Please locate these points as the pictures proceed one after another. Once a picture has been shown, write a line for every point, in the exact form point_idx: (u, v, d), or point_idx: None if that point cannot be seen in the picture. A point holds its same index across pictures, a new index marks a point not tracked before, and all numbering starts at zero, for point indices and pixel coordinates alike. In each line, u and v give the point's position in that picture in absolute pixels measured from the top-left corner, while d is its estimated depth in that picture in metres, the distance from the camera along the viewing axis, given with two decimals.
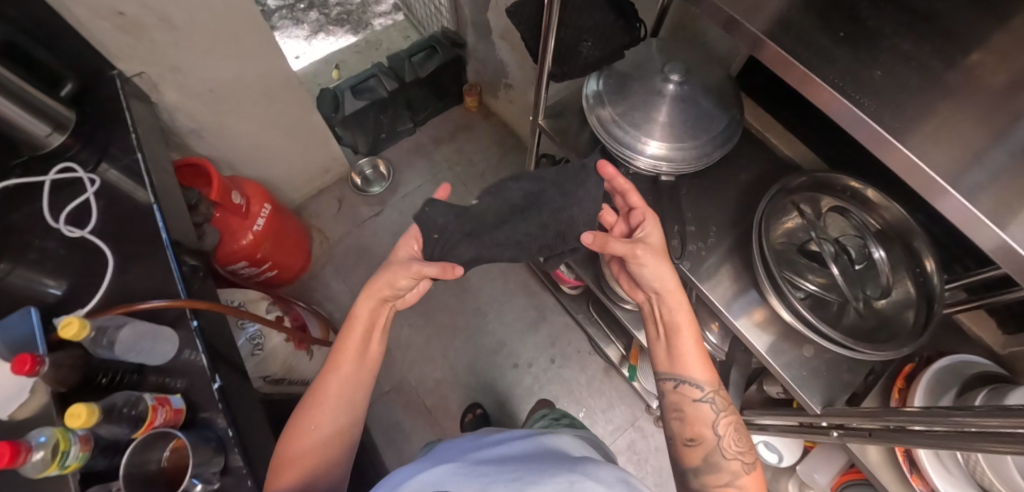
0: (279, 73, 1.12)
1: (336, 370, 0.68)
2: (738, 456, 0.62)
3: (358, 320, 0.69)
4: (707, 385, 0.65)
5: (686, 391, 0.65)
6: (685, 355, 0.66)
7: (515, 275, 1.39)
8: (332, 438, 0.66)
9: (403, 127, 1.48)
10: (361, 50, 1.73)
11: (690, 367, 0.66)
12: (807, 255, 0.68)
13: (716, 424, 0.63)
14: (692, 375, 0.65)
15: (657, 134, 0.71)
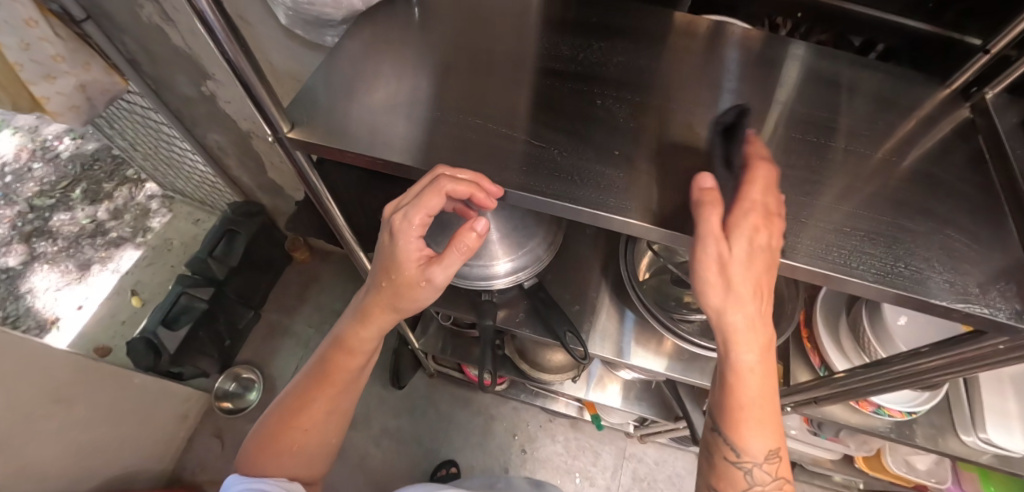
0: (65, 364, 0.90)
1: (325, 393, 0.59)
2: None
3: (353, 352, 0.56)
4: (773, 456, 0.45)
5: (748, 471, 0.45)
6: (749, 422, 0.44)
7: (441, 392, 1.30)
8: (327, 443, 0.62)
9: (245, 320, 1.30)
10: (152, 259, 1.53)
11: (765, 441, 0.44)
12: (681, 283, 0.72)
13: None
14: (754, 452, 0.45)
15: (497, 250, 0.67)
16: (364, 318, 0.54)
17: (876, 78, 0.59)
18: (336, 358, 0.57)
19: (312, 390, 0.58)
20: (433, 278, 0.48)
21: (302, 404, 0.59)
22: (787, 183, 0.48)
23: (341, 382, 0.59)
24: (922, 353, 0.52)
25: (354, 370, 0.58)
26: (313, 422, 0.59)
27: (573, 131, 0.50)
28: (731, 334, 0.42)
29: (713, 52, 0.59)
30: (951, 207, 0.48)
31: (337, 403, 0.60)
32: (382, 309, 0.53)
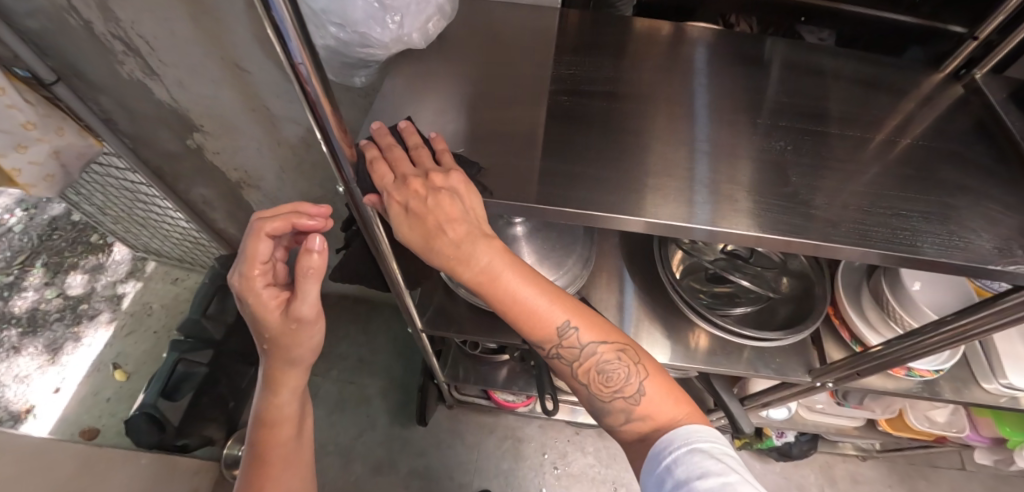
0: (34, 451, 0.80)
1: (273, 475, 0.56)
2: (643, 378, 0.49)
3: (280, 420, 0.57)
4: (566, 326, 0.49)
5: (562, 351, 0.50)
6: (531, 323, 0.49)
7: (465, 422, 1.27)
8: None
9: (247, 379, 1.20)
10: (132, 328, 1.42)
11: (548, 317, 0.49)
12: (716, 280, 0.74)
13: (601, 370, 0.50)
14: (552, 333, 0.50)
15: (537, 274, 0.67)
16: (272, 384, 0.55)
17: (870, 67, 0.64)
18: (263, 439, 0.57)
19: (258, 477, 0.56)
20: (299, 313, 0.48)
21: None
22: (831, 173, 0.51)
23: (288, 460, 0.58)
24: (952, 320, 0.58)
25: (293, 438, 0.58)
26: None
27: (622, 147, 0.51)
28: (454, 267, 0.46)
29: (724, 59, 0.62)
30: (971, 175, 0.52)
31: (292, 481, 0.57)
32: (281, 369, 0.54)
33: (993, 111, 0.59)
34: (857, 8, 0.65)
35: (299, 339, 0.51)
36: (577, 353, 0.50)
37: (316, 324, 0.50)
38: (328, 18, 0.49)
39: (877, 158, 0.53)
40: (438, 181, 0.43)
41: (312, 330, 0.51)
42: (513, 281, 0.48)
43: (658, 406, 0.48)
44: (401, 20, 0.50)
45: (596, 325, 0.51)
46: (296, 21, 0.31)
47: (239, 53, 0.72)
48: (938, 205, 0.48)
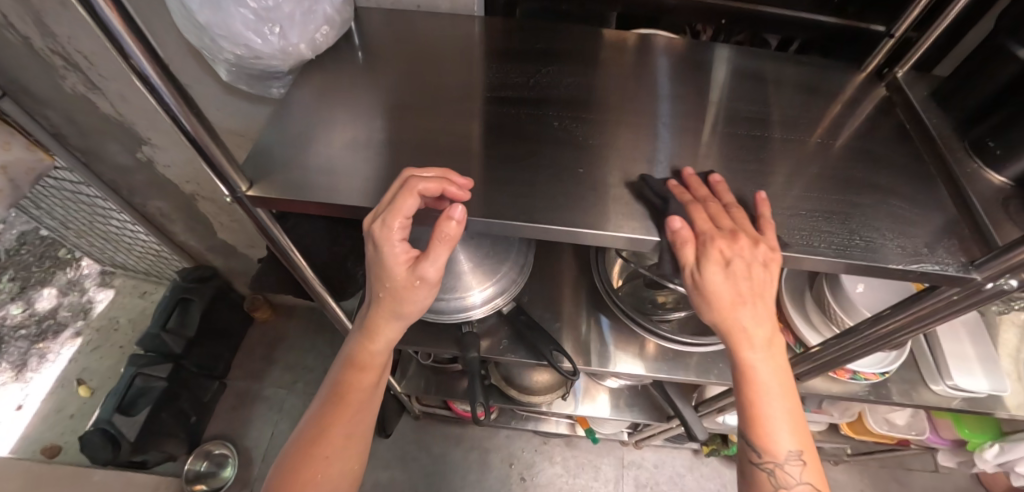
0: None
1: (344, 416, 0.54)
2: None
3: (367, 368, 0.53)
4: (796, 458, 0.43)
5: (772, 472, 0.44)
6: (756, 415, 0.44)
7: (432, 433, 1.25)
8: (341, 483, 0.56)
9: (210, 392, 1.22)
10: (97, 344, 1.42)
11: (773, 424, 0.44)
12: (654, 285, 0.74)
13: None
14: (776, 451, 0.44)
15: (469, 281, 0.67)
16: (370, 332, 0.51)
17: (798, 69, 0.64)
18: (348, 378, 0.53)
19: (331, 414, 0.54)
20: (426, 276, 0.46)
21: (320, 435, 0.54)
22: (743, 176, 0.51)
23: (358, 409, 0.55)
24: (886, 315, 0.55)
25: (365, 396, 0.54)
26: (336, 451, 0.54)
27: (534, 152, 0.52)
28: (718, 329, 0.44)
29: (652, 64, 0.63)
30: (884, 176, 0.52)
31: (358, 428, 0.55)
32: (388, 321, 0.50)
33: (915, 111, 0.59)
34: (774, 10, 0.67)
35: (408, 301, 0.48)
36: (790, 485, 0.43)
37: (429, 293, 0.48)
38: (216, 33, 0.51)
39: (792, 160, 0.53)
40: (722, 248, 0.43)
41: (423, 295, 0.47)
42: (771, 364, 0.45)
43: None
44: (284, 30, 0.51)
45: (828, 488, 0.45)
46: (125, 21, 0.32)
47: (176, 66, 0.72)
48: (845, 206, 0.48)
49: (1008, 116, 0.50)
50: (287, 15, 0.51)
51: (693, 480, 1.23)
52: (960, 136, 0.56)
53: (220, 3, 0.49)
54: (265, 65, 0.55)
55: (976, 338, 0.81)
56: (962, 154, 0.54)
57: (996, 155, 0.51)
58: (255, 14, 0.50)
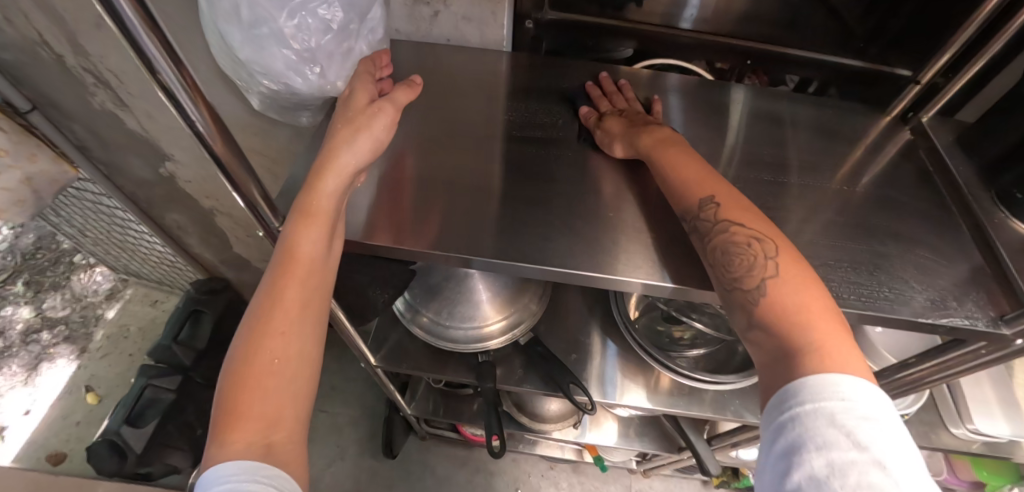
0: None
1: (296, 279, 0.45)
2: (776, 264, 0.41)
3: (315, 211, 0.46)
4: (709, 202, 0.46)
5: (703, 227, 0.46)
6: (680, 181, 0.49)
7: (438, 454, 1.24)
8: (306, 363, 0.44)
9: None
10: (107, 351, 1.43)
11: (692, 188, 0.48)
12: (671, 319, 0.73)
13: (732, 255, 0.43)
14: (687, 204, 0.48)
15: (488, 312, 0.67)
16: (319, 170, 0.47)
17: (817, 113, 0.65)
18: (295, 230, 0.45)
19: (280, 274, 0.45)
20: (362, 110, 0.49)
21: (272, 305, 0.44)
22: (767, 220, 0.51)
23: (314, 272, 0.46)
24: (913, 363, 0.56)
25: (314, 248, 0.46)
26: (292, 321, 0.44)
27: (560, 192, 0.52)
28: (632, 131, 0.54)
29: (669, 106, 0.64)
30: (909, 224, 0.52)
31: (315, 294, 0.46)
32: (339, 157, 0.47)
33: (938, 157, 0.59)
34: (798, 51, 0.69)
35: (357, 134, 0.47)
36: (715, 229, 0.45)
37: (384, 125, 0.50)
38: (261, 71, 0.53)
39: (817, 204, 0.53)
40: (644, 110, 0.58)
41: (366, 137, 0.48)
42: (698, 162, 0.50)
43: (808, 337, 0.37)
44: (322, 71, 0.54)
45: (806, 270, 0.41)
46: (172, 62, 0.33)
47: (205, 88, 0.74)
48: (872, 254, 0.48)
49: None
50: (326, 55, 0.53)
51: None
52: (985, 184, 0.56)
53: (264, 45, 0.51)
54: (303, 98, 0.57)
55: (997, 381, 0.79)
56: (988, 202, 0.54)
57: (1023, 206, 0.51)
58: (298, 56, 0.52)
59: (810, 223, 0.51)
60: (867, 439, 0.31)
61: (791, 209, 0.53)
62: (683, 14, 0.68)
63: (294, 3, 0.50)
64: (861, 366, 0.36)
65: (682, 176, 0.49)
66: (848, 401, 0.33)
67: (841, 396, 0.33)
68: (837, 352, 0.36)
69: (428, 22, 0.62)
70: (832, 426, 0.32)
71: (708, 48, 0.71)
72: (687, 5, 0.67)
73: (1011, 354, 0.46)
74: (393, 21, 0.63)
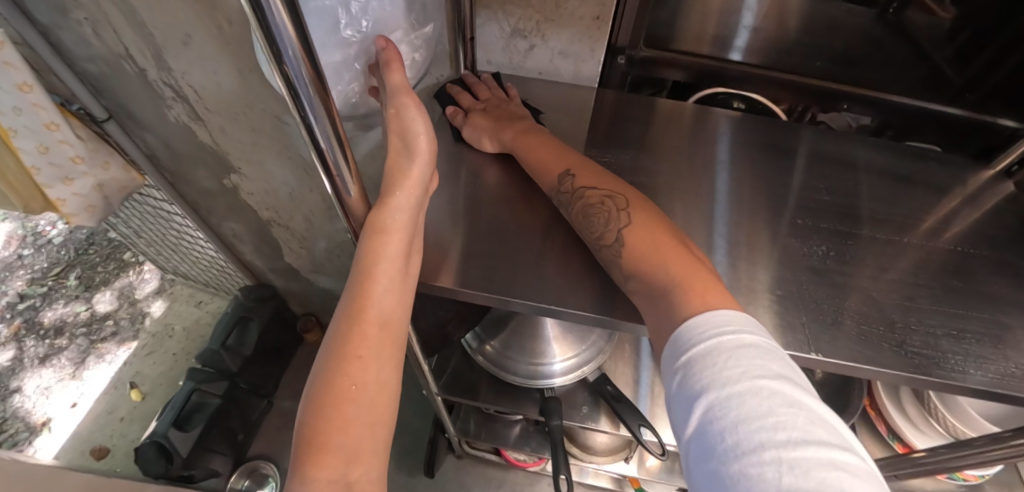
0: None
1: (372, 299, 0.44)
2: (630, 215, 0.47)
3: (386, 228, 0.44)
4: (566, 176, 0.52)
5: (562, 202, 0.51)
6: (539, 162, 0.55)
7: (475, 474, 1.23)
8: (384, 389, 0.43)
9: (258, 411, 1.23)
10: (152, 348, 1.44)
11: (549, 170, 0.54)
12: None
13: (588, 217, 0.49)
14: (551, 182, 0.53)
15: (560, 348, 0.67)
16: (388, 184, 0.45)
17: (908, 162, 0.63)
18: (370, 247, 0.44)
19: (358, 295, 0.44)
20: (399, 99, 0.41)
21: (350, 329, 0.43)
22: (871, 278, 0.49)
23: (388, 296, 0.44)
24: (1008, 437, 0.53)
25: (390, 266, 0.44)
26: (369, 345, 0.43)
27: None
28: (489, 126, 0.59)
29: (754, 152, 0.62)
30: (1023, 287, 0.49)
31: (389, 314, 0.44)
32: (402, 169, 0.44)
33: None
34: (901, 99, 0.71)
35: (413, 138, 0.42)
36: (568, 201, 0.51)
37: (420, 116, 0.42)
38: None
39: (923, 263, 0.51)
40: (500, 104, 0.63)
41: (418, 136, 0.42)
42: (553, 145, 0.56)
43: (667, 279, 0.42)
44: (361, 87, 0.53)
45: (654, 213, 0.47)
46: (325, 110, 0.33)
47: (276, 106, 0.75)
48: (989, 323, 0.46)
49: None
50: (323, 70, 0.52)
51: None
52: None
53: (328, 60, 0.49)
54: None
55: None
56: None
57: None
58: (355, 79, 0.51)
59: (918, 283, 0.49)
60: (742, 366, 0.34)
61: (895, 267, 0.50)
62: (732, 43, 0.70)
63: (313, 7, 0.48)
64: (726, 300, 0.40)
65: (538, 162, 0.55)
66: (722, 337, 0.36)
67: (716, 334, 0.36)
68: (693, 287, 0.41)
69: (523, 53, 0.67)
70: (712, 363, 0.35)
71: (807, 90, 0.73)
72: (737, 33, 0.69)
73: None
74: (488, 51, 0.68)
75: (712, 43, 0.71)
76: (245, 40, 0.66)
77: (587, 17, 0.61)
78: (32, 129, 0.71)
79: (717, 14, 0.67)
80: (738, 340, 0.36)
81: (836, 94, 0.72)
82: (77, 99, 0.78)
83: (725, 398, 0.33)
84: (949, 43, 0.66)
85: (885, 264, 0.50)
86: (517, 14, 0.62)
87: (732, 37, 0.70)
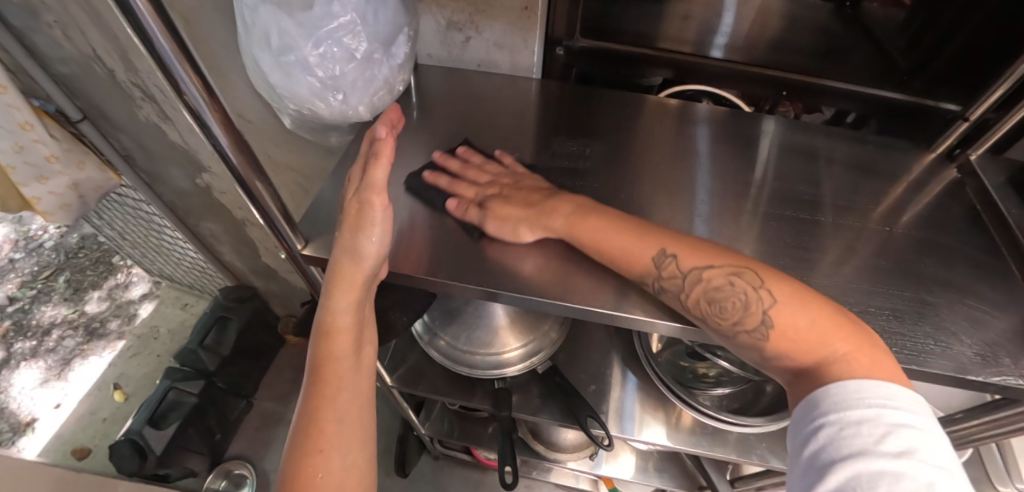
0: None
1: (327, 399, 0.47)
2: (770, 293, 0.40)
3: (335, 331, 0.47)
4: (665, 257, 0.43)
5: (661, 284, 0.43)
6: (619, 243, 0.45)
7: (452, 475, 1.22)
8: (353, 468, 0.47)
9: (236, 411, 1.23)
10: (137, 350, 1.46)
11: (641, 248, 0.44)
12: (696, 355, 0.71)
13: (710, 299, 0.41)
14: (642, 267, 0.44)
15: (508, 338, 0.67)
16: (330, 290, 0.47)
17: (864, 149, 0.62)
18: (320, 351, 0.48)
19: (315, 393, 0.48)
20: (363, 204, 0.42)
21: (310, 428, 0.47)
22: (804, 261, 0.49)
23: (344, 386, 0.48)
24: (963, 419, 0.51)
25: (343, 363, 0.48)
26: (329, 439, 0.47)
27: None
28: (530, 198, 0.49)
29: (719, 140, 0.61)
30: (952, 268, 0.49)
31: (349, 404, 0.48)
32: (343, 271, 0.45)
33: (988, 198, 0.55)
34: (837, 84, 0.69)
35: (363, 248, 0.44)
36: (680, 286, 0.42)
37: (382, 224, 0.43)
38: (287, 100, 0.46)
39: (857, 246, 0.51)
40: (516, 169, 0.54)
41: (370, 241, 0.44)
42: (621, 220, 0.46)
43: (830, 347, 0.38)
44: (345, 97, 0.45)
45: (778, 277, 0.41)
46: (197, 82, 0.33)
47: (241, 104, 0.76)
48: (918, 303, 0.45)
49: None
50: (352, 83, 0.45)
51: None
52: None
53: (288, 68, 0.43)
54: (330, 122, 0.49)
55: None
56: None
57: None
58: (320, 84, 0.43)
59: (848, 266, 0.49)
60: (879, 430, 0.34)
61: (828, 250, 0.50)
62: (711, 42, 0.70)
63: (321, 30, 0.42)
64: (895, 372, 0.38)
65: (602, 224, 0.46)
66: (881, 410, 0.35)
67: (872, 401, 0.36)
68: (861, 362, 0.37)
69: (460, 48, 0.61)
70: (858, 432, 0.35)
71: (746, 75, 0.71)
72: (718, 32, 0.69)
73: None
74: (426, 46, 0.61)
75: (690, 43, 0.70)
76: (205, 37, 0.68)
77: (516, 8, 0.55)
78: (7, 128, 0.73)
79: (702, 5, 0.67)
80: (898, 413, 0.35)
81: (775, 81, 0.70)
82: (51, 99, 0.80)
83: (853, 452, 0.34)
84: (903, 33, 0.64)
85: (819, 248, 0.50)
86: (451, 7, 0.55)
87: (697, 33, 0.69)
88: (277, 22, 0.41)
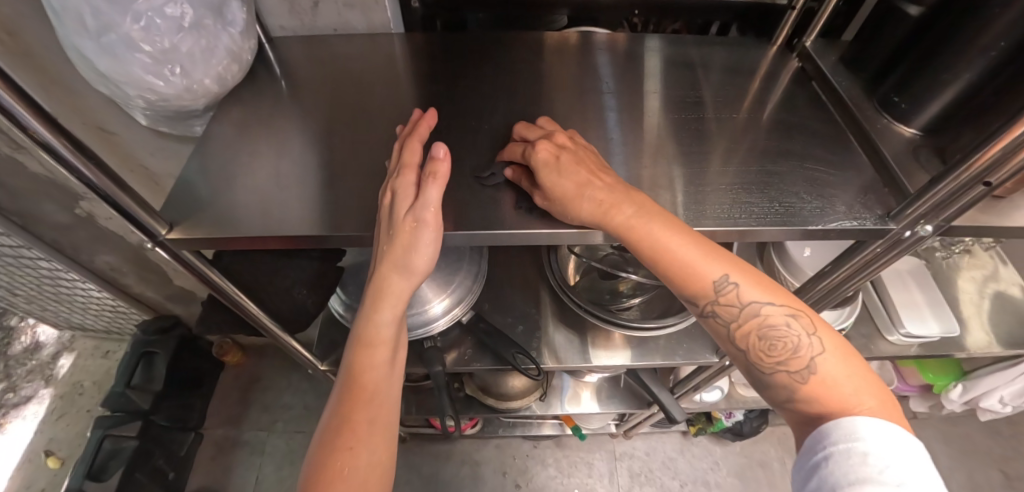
0: None
1: (364, 402, 0.45)
2: (818, 341, 0.41)
3: (376, 341, 0.47)
4: (726, 282, 0.43)
5: (715, 309, 0.44)
6: (688, 267, 0.44)
7: (422, 452, 1.24)
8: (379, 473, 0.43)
9: (185, 445, 1.18)
10: (62, 411, 1.34)
11: (700, 270, 0.43)
12: (608, 276, 0.75)
13: (763, 335, 0.43)
14: (703, 289, 0.44)
15: (428, 295, 0.68)
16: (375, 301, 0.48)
17: (723, 51, 0.66)
18: (360, 359, 0.46)
19: (348, 394, 0.45)
20: (421, 216, 0.44)
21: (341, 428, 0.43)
22: (674, 156, 0.53)
23: (377, 394, 0.46)
24: (832, 269, 0.56)
25: (375, 374, 0.46)
26: (360, 438, 0.43)
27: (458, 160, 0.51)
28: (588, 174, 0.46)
29: (590, 62, 0.63)
30: (793, 140, 0.55)
31: (381, 412, 0.45)
32: (392, 283, 0.47)
33: (823, 74, 0.61)
34: None
35: (415, 254, 0.45)
36: (734, 314, 0.44)
37: (434, 238, 0.45)
38: (121, 84, 0.45)
39: (716, 135, 0.55)
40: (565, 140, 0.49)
41: (423, 252, 0.45)
42: (684, 234, 0.44)
43: (860, 400, 0.38)
44: (185, 71, 0.46)
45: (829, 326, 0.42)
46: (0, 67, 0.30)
47: (102, 116, 0.71)
48: (769, 175, 0.51)
49: (908, 72, 0.52)
50: (188, 55, 0.45)
51: (684, 459, 1.26)
52: (869, 95, 0.58)
53: (112, 50, 0.42)
54: (180, 104, 0.49)
55: (924, 285, 0.84)
56: (872, 111, 0.56)
57: (903, 109, 0.53)
58: (153, 58, 0.43)
59: (710, 153, 0.53)
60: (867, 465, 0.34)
61: (694, 144, 0.54)
62: None
63: (137, 3, 0.42)
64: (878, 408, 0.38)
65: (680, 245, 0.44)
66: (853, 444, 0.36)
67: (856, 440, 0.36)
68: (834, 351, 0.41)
69: (311, 14, 0.60)
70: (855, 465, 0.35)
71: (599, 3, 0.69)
72: None
73: (914, 238, 0.48)
74: (276, 17, 0.60)
75: None
76: (39, 48, 0.62)
77: None
78: None
79: None
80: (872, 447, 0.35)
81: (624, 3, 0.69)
82: None
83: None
84: None
85: (685, 143, 0.54)
86: None
87: None
88: (87, 3, 0.40)
